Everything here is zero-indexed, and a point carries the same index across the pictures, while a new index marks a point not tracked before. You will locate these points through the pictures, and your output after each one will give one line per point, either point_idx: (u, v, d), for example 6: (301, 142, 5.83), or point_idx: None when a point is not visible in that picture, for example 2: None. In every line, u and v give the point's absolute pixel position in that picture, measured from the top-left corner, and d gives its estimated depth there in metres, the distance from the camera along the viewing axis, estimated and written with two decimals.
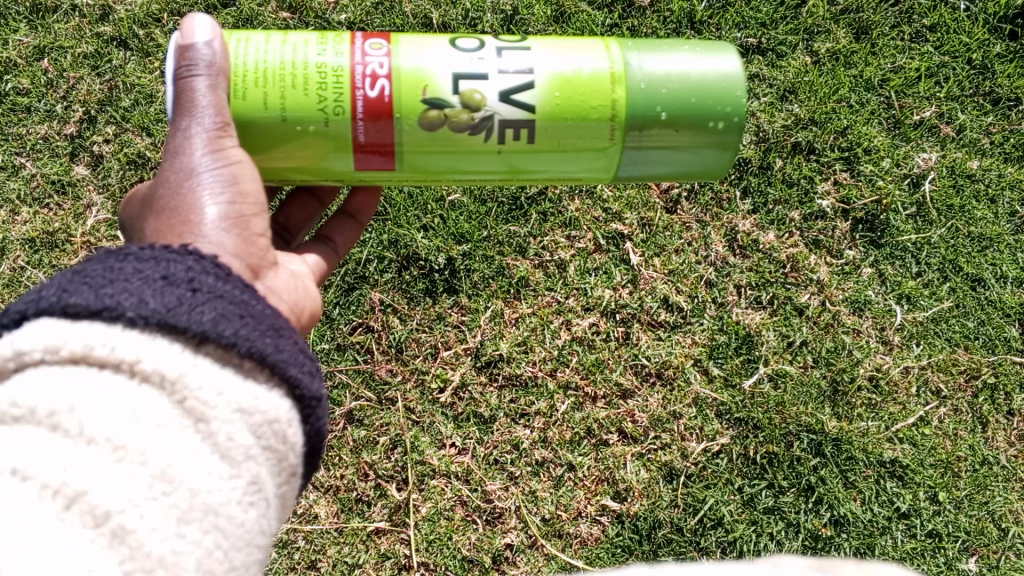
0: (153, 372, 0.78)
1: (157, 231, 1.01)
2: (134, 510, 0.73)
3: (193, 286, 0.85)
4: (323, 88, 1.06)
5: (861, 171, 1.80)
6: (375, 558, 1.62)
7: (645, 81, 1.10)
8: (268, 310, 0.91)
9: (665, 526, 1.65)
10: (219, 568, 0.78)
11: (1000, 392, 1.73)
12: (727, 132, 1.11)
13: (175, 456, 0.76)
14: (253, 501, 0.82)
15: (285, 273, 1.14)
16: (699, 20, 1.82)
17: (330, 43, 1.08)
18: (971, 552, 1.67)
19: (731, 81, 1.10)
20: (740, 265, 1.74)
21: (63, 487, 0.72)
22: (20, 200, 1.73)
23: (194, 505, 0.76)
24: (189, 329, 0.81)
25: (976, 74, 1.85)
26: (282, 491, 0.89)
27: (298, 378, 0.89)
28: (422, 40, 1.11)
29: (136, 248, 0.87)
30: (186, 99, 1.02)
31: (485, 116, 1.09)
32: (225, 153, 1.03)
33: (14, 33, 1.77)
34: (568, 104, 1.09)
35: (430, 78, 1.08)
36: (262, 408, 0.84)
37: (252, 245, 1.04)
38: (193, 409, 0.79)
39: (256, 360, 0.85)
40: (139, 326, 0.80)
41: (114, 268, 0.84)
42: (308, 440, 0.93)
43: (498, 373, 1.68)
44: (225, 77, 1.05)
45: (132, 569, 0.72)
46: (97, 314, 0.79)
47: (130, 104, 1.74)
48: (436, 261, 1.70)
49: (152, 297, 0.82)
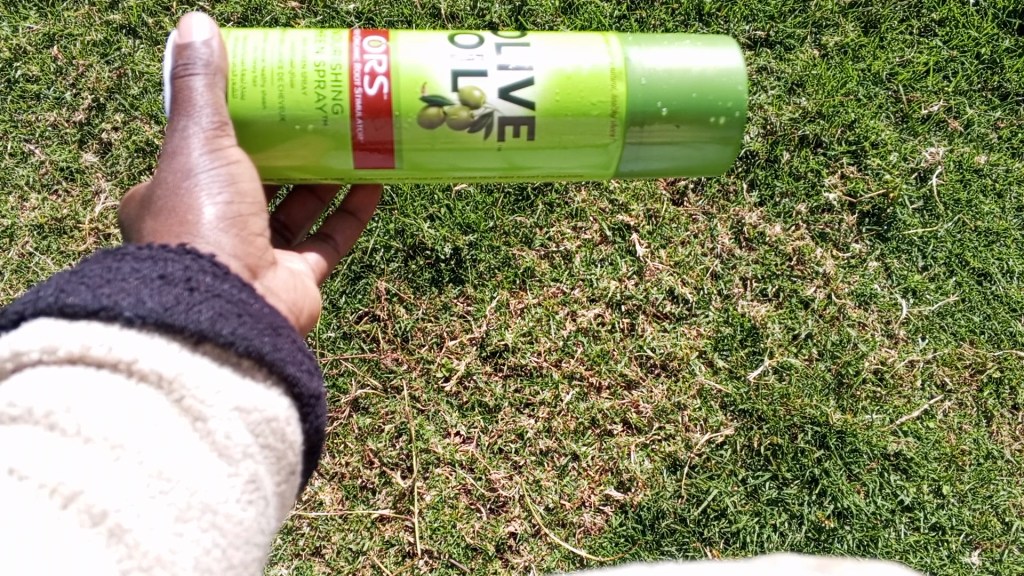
0: (149, 371, 0.79)
1: (154, 231, 1.01)
2: (131, 509, 0.73)
3: (190, 285, 0.86)
4: (322, 86, 1.06)
5: (868, 164, 1.80)
6: (380, 545, 1.63)
7: (645, 77, 1.10)
8: (266, 309, 0.92)
9: (668, 516, 1.66)
10: (218, 566, 0.78)
11: (1005, 386, 1.73)
12: (728, 127, 1.11)
13: (174, 455, 0.77)
14: (252, 500, 0.82)
15: (284, 272, 1.14)
16: (707, 12, 1.82)
17: (328, 41, 1.08)
18: (974, 546, 1.68)
19: (733, 76, 1.10)
20: (746, 258, 1.74)
21: (59, 485, 0.72)
22: (29, 186, 1.73)
23: (192, 503, 0.76)
24: (186, 328, 0.82)
25: (985, 69, 1.85)
26: (282, 489, 0.89)
27: (296, 376, 0.89)
28: (421, 37, 1.11)
29: (134, 248, 0.88)
30: (184, 98, 1.02)
31: (485, 113, 1.09)
32: (224, 152, 1.03)
33: (23, 20, 1.78)
34: (568, 100, 1.09)
35: (428, 76, 1.08)
36: (260, 406, 0.84)
37: (250, 245, 1.04)
38: (191, 407, 0.79)
39: (254, 359, 0.85)
40: (137, 326, 0.80)
41: (112, 268, 0.85)
42: (307, 438, 0.93)
43: (503, 363, 1.69)
44: (224, 76, 1.05)
45: (129, 568, 0.72)
46: (95, 313, 0.80)
47: (139, 92, 1.75)
48: (442, 251, 1.71)
49: (149, 297, 0.82)
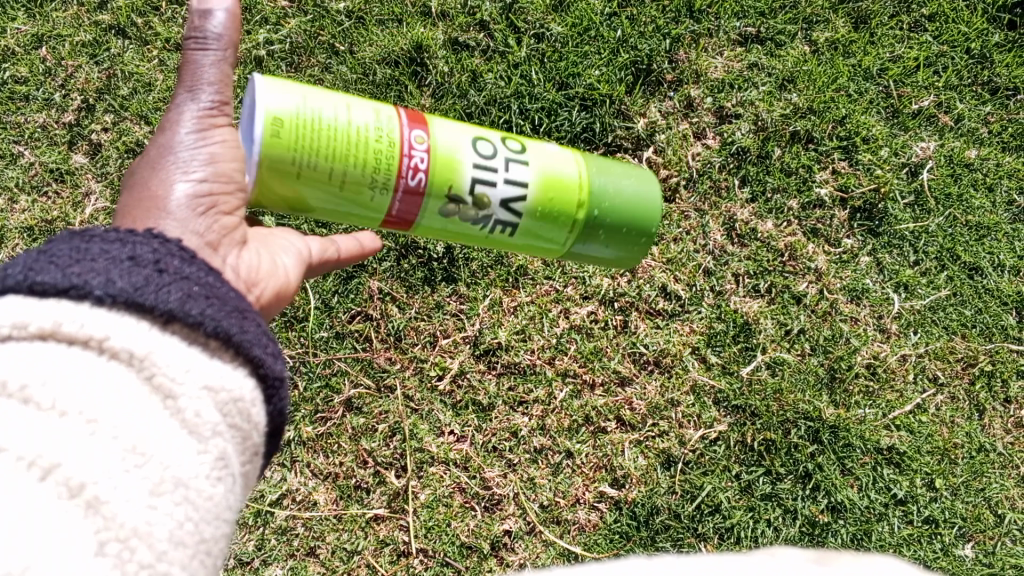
0: (120, 348, 0.74)
1: (128, 201, 0.99)
2: (107, 481, 0.69)
3: (159, 266, 0.82)
4: (365, 154, 1.07)
5: (859, 160, 1.80)
6: (374, 544, 1.63)
7: (598, 208, 1.19)
8: (233, 292, 0.87)
9: (662, 512, 1.65)
10: (193, 540, 0.73)
11: (997, 379, 1.73)
12: (645, 243, 1.24)
13: (147, 429, 0.72)
14: (222, 476, 0.78)
15: (254, 252, 1.07)
16: (698, 9, 1.83)
17: (377, 111, 1.10)
18: (968, 538, 1.68)
19: (653, 208, 1.23)
20: (738, 254, 1.75)
21: (39, 457, 0.67)
22: (18, 188, 1.72)
23: (166, 477, 0.72)
24: (155, 308, 0.77)
25: (975, 64, 1.86)
26: (246, 470, 0.84)
27: (263, 358, 0.85)
28: (451, 124, 1.14)
29: (102, 229, 0.82)
30: (187, 71, 1.00)
31: (487, 214, 1.15)
32: (210, 132, 1.01)
33: (11, 21, 1.77)
34: (551, 206, 1.16)
35: (457, 172, 1.12)
36: (227, 386, 0.80)
37: (217, 223, 1.00)
38: (161, 386, 0.75)
39: (221, 340, 0.81)
40: (107, 305, 0.75)
41: (80, 248, 0.79)
42: (271, 420, 0.87)
43: (496, 360, 1.68)
44: (231, 54, 1.02)
45: (107, 539, 0.67)
46: (64, 292, 0.75)
47: (129, 92, 1.74)
48: (435, 249, 1.70)
49: (119, 277, 0.77)
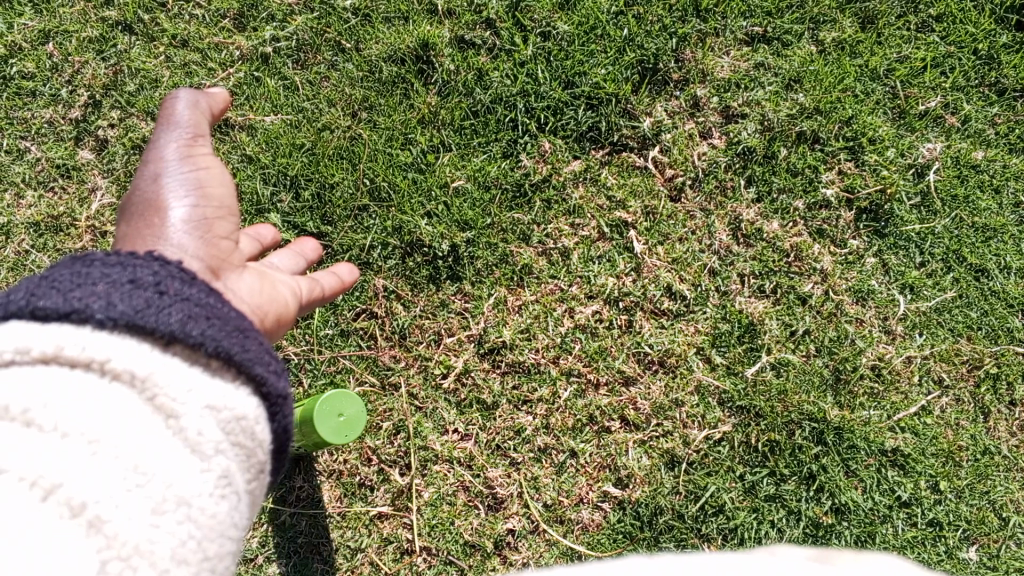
0: (122, 369, 0.70)
1: (124, 235, 1.04)
2: (109, 500, 0.64)
3: (159, 289, 0.79)
4: None
5: (865, 160, 1.80)
6: (378, 542, 1.63)
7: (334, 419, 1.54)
8: (233, 312, 0.84)
9: (666, 512, 1.64)
10: (194, 558, 0.69)
11: (1003, 381, 1.72)
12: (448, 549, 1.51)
13: (150, 446, 0.68)
14: (225, 494, 0.74)
15: (252, 280, 1.12)
16: (704, 8, 1.83)
17: None
18: (972, 541, 1.67)
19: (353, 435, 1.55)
20: (743, 254, 1.74)
21: (40, 477, 0.62)
22: (25, 183, 1.72)
23: (168, 495, 0.68)
24: (158, 329, 0.75)
25: (982, 64, 1.85)
26: (251, 488, 0.80)
27: (264, 376, 0.82)
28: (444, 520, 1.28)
29: (102, 254, 0.81)
30: (166, 117, 1.12)
31: None
32: (192, 161, 1.11)
33: (19, 17, 1.78)
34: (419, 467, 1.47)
35: None
36: (230, 404, 0.76)
37: (213, 247, 1.06)
38: (164, 405, 0.71)
39: (222, 359, 0.78)
40: (109, 327, 0.73)
41: (80, 274, 0.77)
42: (274, 438, 0.83)
43: (500, 359, 1.69)
44: (205, 104, 1.16)
45: (110, 558, 0.63)
46: (66, 315, 0.72)
47: (136, 88, 1.75)
48: (439, 248, 1.70)
49: (120, 300, 0.75)
